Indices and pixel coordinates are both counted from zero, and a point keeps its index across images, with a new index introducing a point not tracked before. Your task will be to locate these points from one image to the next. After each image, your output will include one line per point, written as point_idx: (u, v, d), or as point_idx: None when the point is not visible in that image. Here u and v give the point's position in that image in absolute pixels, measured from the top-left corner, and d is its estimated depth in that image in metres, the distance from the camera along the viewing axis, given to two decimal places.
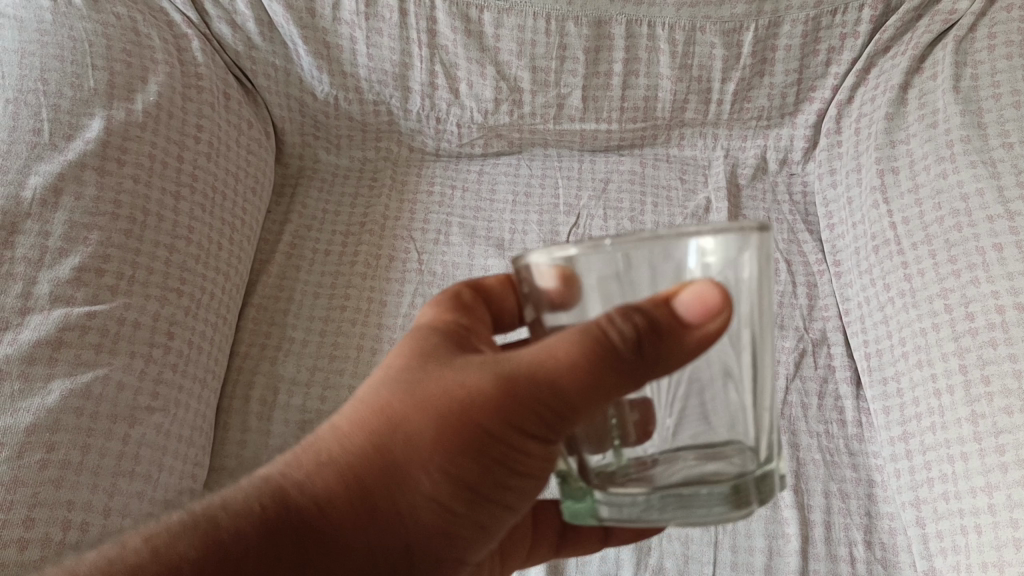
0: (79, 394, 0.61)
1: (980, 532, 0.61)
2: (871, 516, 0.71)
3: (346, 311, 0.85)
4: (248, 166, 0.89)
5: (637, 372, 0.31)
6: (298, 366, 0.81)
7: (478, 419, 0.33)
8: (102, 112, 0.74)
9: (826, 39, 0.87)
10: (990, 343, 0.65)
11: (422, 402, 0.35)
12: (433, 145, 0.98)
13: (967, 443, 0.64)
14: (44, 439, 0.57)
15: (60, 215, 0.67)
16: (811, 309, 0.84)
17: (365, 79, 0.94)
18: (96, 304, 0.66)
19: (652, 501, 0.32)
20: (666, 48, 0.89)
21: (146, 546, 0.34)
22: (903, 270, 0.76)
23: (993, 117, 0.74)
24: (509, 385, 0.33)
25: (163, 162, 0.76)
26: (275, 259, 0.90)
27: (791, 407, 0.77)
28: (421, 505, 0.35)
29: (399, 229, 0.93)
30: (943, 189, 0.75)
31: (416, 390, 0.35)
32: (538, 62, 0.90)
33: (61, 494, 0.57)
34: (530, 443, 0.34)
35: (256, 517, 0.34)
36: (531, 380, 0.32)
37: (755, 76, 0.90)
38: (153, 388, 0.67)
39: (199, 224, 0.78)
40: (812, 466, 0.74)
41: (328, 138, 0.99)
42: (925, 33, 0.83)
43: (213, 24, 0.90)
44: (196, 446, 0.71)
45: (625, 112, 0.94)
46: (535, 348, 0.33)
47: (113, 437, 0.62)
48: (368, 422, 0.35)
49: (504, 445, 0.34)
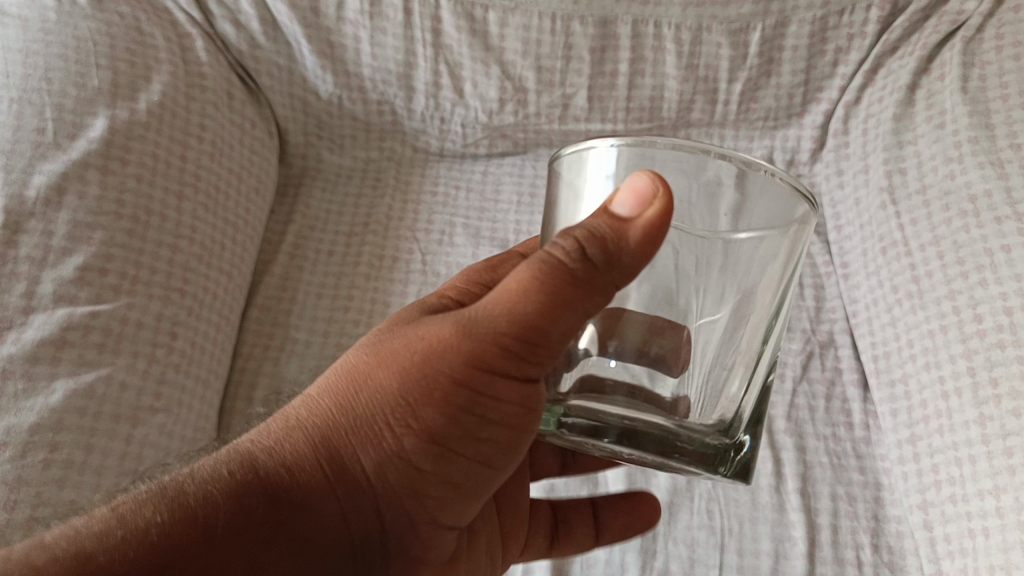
0: (82, 393, 0.61)
1: (988, 535, 0.60)
2: (878, 519, 0.71)
3: (349, 312, 0.85)
4: (251, 166, 0.89)
5: (594, 283, 0.36)
6: (301, 367, 0.80)
7: (439, 367, 0.38)
8: (106, 111, 0.74)
9: (833, 39, 0.86)
10: (998, 345, 0.64)
11: (388, 359, 0.40)
12: (437, 145, 0.98)
13: (974, 446, 0.64)
14: (47, 439, 0.57)
15: (63, 215, 0.66)
16: (818, 312, 0.84)
17: (369, 78, 0.93)
18: (99, 303, 0.65)
19: (636, 422, 0.38)
20: (672, 48, 0.88)
21: (112, 515, 0.39)
22: (911, 272, 0.75)
23: (1001, 118, 0.73)
24: (466, 332, 0.38)
25: (166, 162, 0.76)
26: (279, 259, 0.90)
27: (798, 409, 0.77)
28: (389, 457, 0.40)
29: (402, 229, 0.93)
30: (952, 191, 0.74)
31: (387, 349, 0.40)
32: (543, 62, 0.90)
33: (64, 494, 0.56)
34: (496, 387, 0.38)
35: (223, 482, 0.40)
36: (484, 322, 0.38)
37: (763, 76, 0.90)
38: (156, 389, 0.67)
39: (202, 224, 0.78)
40: (819, 469, 0.73)
41: (331, 138, 0.99)
42: (932, 34, 0.82)
43: (217, 23, 0.89)
44: (199, 447, 0.70)
45: (630, 112, 0.93)
46: (493, 291, 0.38)
47: (116, 437, 0.62)
48: (340, 385, 0.41)
49: (468, 392, 0.38)
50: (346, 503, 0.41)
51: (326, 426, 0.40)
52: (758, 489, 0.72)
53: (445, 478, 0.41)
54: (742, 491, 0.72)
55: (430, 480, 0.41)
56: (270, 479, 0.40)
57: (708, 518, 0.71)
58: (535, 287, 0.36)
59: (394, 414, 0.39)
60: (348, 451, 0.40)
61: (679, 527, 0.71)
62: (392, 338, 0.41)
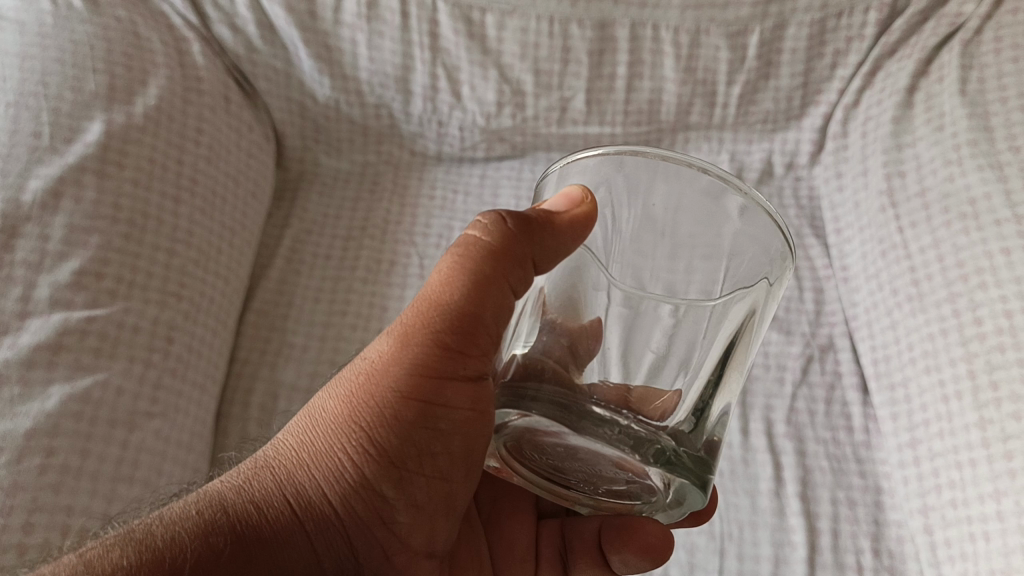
0: (79, 398, 0.60)
1: (990, 539, 0.60)
2: (878, 524, 0.70)
3: (347, 316, 0.85)
4: (248, 170, 0.88)
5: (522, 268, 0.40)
6: (299, 372, 0.80)
7: (384, 385, 0.41)
8: (102, 115, 0.73)
9: (832, 41, 0.86)
10: (998, 348, 0.64)
11: (337, 389, 0.43)
12: (435, 148, 0.98)
13: (975, 449, 0.63)
14: (43, 444, 0.57)
15: (60, 219, 0.66)
16: (818, 315, 0.83)
17: (366, 82, 0.93)
18: (95, 308, 0.65)
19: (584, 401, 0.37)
20: (670, 51, 0.88)
21: (79, 561, 0.38)
22: (910, 275, 0.75)
23: (999, 121, 0.73)
24: (403, 344, 0.41)
25: (163, 166, 0.76)
26: (276, 263, 0.90)
27: (798, 413, 0.77)
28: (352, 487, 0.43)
29: (400, 233, 0.92)
30: (951, 193, 0.74)
31: (338, 379, 0.44)
32: (542, 65, 0.89)
33: (60, 499, 0.56)
34: (443, 395, 0.41)
35: (192, 525, 0.41)
36: (413, 324, 0.41)
37: (761, 79, 0.90)
38: (152, 394, 0.66)
39: (199, 229, 0.78)
40: (819, 474, 0.73)
41: (328, 142, 0.98)
42: (931, 36, 0.82)
43: (214, 27, 0.89)
44: (196, 452, 0.70)
45: (628, 115, 0.93)
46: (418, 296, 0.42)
47: (112, 442, 0.61)
48: (299, 423, 0.44)
49: (415, 406, 0.41)
50: (314, 538, 0.43)
51: (291, 464, 0.43)
52: (757, 494, 0.72)
53: (411, 495, 0.44)
54: (742, 496, 0.72)
55: (392, 500, 0.44)
56: (238, 516, 0.42)
57: (708, 523, 0.71)
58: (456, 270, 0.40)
59: (351, 437, 0.42)
60: (310, 484, 0.43)
61: (678, 532, 0.71)
62: (340, 371, 0.45)
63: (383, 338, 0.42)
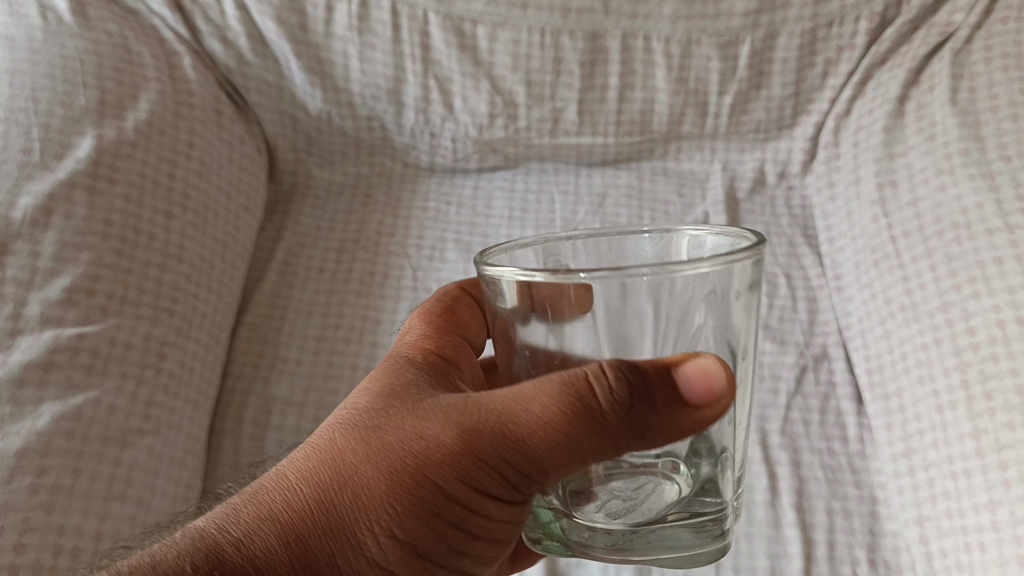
0: (70, 416, 0.60)
1: (985, 550, 0.60)
2: (874, 534, 0.70)
3: (340, 330, 0.84)
4: (240, 184, 0.88)
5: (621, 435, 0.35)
6: (292, 387, 0.80)
7: (432, 475, 0.37)
8: (93, 130, 0.73)
9: (823, 51, 0.87)
10: (992, 357, 0.64)
11: (378, 453, 0.38)
12: (428, 160, 0.98)
13: (969, 459, 0.63)
14: (34, 463, 0.56)
15: (50, 235, 0.66)
16: (812, 325, 0.83)
17: (358, 94, 0.93)
18: (86, 325, 0.65)
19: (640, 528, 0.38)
20: (662, 61, 0.89)
21: None
22: (903, 284, 0.75)
23: (990, 130, 0.73)
24: (468, 443, 0.37)
25: (154, 181, 0.76)
26: (268, 277, 0.90)
27: (792, 424, 0.77)
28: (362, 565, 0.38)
29: (393, 245, 0.92)
30: (943, 203, 0.74)
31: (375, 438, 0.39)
32: (534, 77, 0.90)
33: (52, 519, 0.55)
34: (484, 505, 0.38)
35: None
36: (488, 419, 0.36)
37: (752, 89, 0.90)
38: (144, 410, 0.66)
39: (191, 243, 0.77)
40: (815, 484, 0.73)
41: (320, 154, 0.98)
42: (921, 46, 0.83)
43: (205, 41, 0.89)
44: (189, 468, 0.70)
45: (621, 125, 0.93)
46: (507, 389, 0.37)
47: (104, 460, 0.61)
48: (323, 476, 0.39)
49: (452, 501, 0.38)
50: None
51: (303, 525, 0.38)
52: (753, 505, 0.72)
53: None
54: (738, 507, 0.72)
55: None
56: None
57: None
58: (556, 404, 0.34)
59: (382, 520, 0.38)
60: (320, 550, 0.38)
61: None
62: (382, 424, 0.39)
63: (447, 421, 0.38)
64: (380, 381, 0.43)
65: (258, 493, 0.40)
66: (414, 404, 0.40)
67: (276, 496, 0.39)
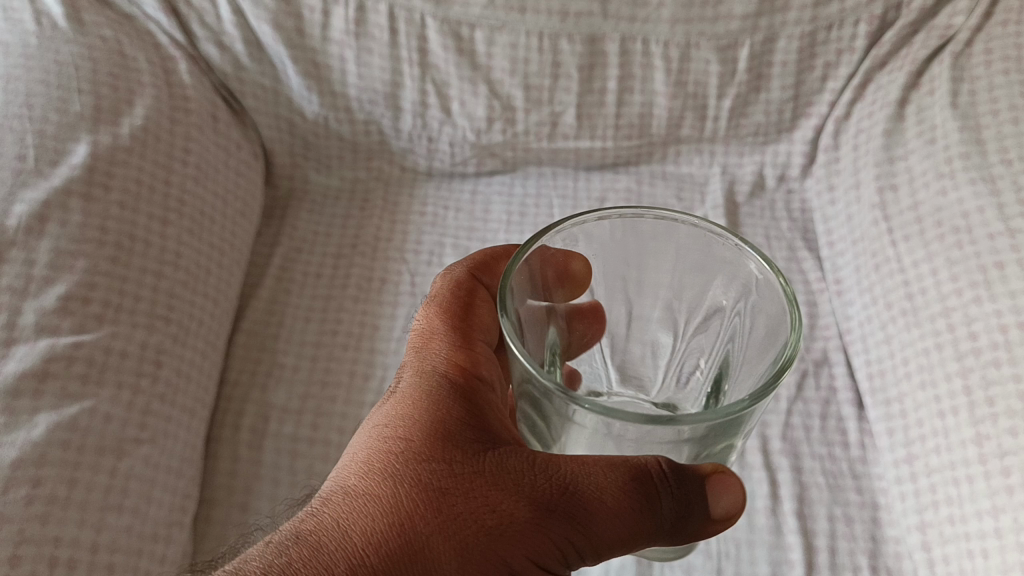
0: (65, 426, 0.59)
1: (988, 557, 0.59)
2: (875, 541, 0.69)
3: (338, 336, 0.84)
4: (236, 189, 0.88)
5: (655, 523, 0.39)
6: (290, 394, 0.79)
7: (502, 552, 0.39)
8: (88, 137, 0.72)
9: (823, 54, 0.86)
10: (994, 363, 0.64)
11: (450, 523, 0.39)
12: (425, 164, 0.98)
13: (972, 465, 0.63)
14: (29, 474, 0.55)
15: (45, 243, 0.65)
16: (812, 329, 0.83)
17: (355, 98, 0.92)
18: (81, 334, 0.64)
19: None
20: (660, 65, 0.88)
21: None
22: (904, 288, 0.74)
23: (991, 134, 0.73)
24: (542, 524, 0.39)
25: (150, 187, 0.75)
26: (265, 282, 0.89)
27: (793, 429, 0.76)
28: None
29: (390, 250, 0.91)
30: (944, 207, 0.73)
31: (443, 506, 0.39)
32: (531, 80, 0.89)
33: (48, 530, 0.55)
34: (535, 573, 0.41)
35: None
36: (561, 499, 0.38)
37: (751, 92, 0.90)
38: (141, 419, 0.66)
39: (187, 249, 0.77)
40: (816, 490, 0.73)
41: (318, 158, 0.98)
42: (921, 49, 0.82)
43: (201, 45, 0.88)
44: (186, 478, 0.69)
45: (619, 129, 0.93)
46: (581, 471, 0.38)
47: (100, 470, 0.60)
48: (393, 544, 0.39)
49: None
50: None
51: None
52: (754, 512, 0.71)
53: None
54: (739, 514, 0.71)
55: None
56: None
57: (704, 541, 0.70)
58: (629, 498, 0.38)
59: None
60: None
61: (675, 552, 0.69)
62: (446, 489, 0.40)
63: (520, 496, 0.39)
64: (422, 420, 0.43)
65: (320, 560, 0.39)
66: (473, 462, 0.40)
67: (341, 563, 0.39)
